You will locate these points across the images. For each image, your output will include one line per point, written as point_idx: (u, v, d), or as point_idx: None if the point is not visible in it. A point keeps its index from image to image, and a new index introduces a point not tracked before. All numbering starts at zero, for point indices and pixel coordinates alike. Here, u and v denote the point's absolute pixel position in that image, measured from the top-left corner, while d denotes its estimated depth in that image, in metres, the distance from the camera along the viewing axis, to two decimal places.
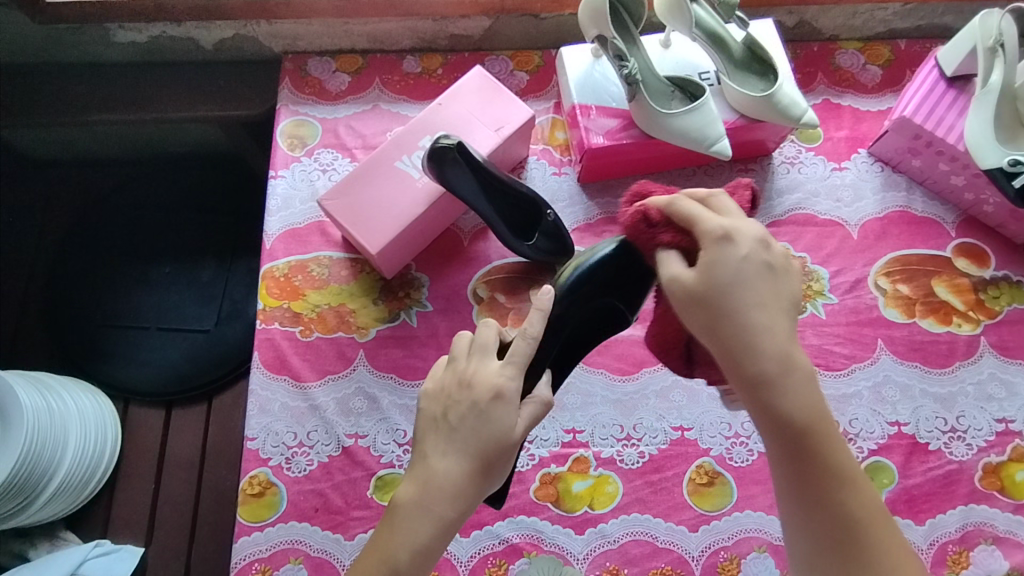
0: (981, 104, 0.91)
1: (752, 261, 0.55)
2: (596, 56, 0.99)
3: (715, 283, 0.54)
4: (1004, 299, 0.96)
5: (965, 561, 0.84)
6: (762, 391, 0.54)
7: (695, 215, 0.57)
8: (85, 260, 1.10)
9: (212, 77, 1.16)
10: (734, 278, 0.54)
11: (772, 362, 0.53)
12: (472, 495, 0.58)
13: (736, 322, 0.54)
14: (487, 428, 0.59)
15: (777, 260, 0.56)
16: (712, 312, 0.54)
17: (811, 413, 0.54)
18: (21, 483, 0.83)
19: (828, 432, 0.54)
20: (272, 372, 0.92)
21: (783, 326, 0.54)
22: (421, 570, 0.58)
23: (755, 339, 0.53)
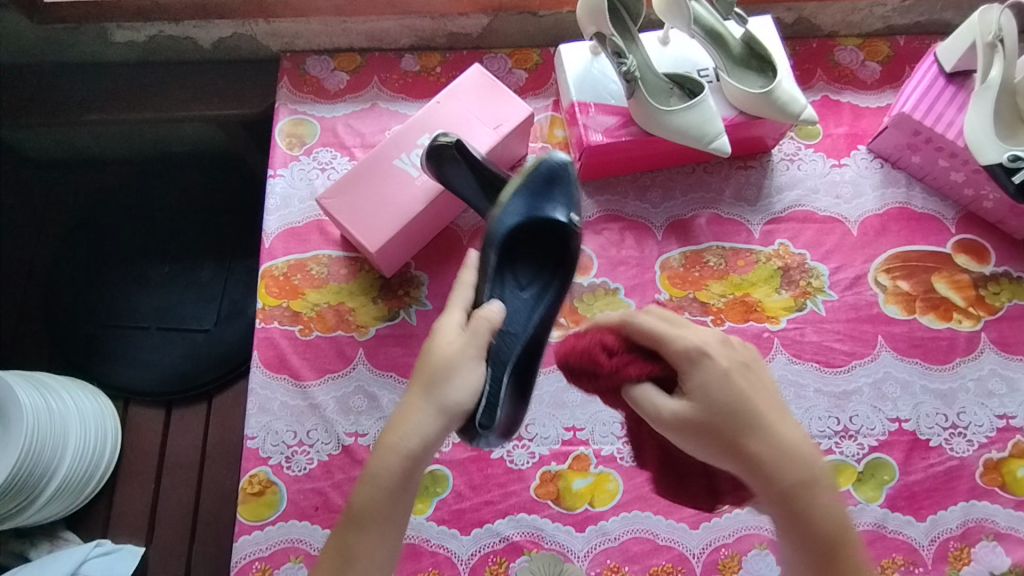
0: (981, 99, 0.90)
1: (737, 370, 0.57)
2: (595, 54, 0.99)
3: (719, 409, 0.55)
4: (1004, 295, 0.95)
5: (966, 557, 0.84)
6: (796, 510, 0.55)
7: (661, 331, 0.57)
8: (85, 263, 1.10)
9: (213, 74, 1.16)
10: (734, 399, 0.55)
11: (794, 478, 0.54)
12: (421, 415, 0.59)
13: (748, 439, 0.55)
14: (423, 359, 0.62)
15: (746, 360, 0.58)
16: (719, 434, 0.55)
17: (834, 518, 0.55)
18: (22, 482, 0.83)
19: (852, 530, 0.56)
20: (272, 370, 0.92)
21: (790, 434, 0.56)
22: (377, 504, 0.57)
23: (767, 452, 0.54)
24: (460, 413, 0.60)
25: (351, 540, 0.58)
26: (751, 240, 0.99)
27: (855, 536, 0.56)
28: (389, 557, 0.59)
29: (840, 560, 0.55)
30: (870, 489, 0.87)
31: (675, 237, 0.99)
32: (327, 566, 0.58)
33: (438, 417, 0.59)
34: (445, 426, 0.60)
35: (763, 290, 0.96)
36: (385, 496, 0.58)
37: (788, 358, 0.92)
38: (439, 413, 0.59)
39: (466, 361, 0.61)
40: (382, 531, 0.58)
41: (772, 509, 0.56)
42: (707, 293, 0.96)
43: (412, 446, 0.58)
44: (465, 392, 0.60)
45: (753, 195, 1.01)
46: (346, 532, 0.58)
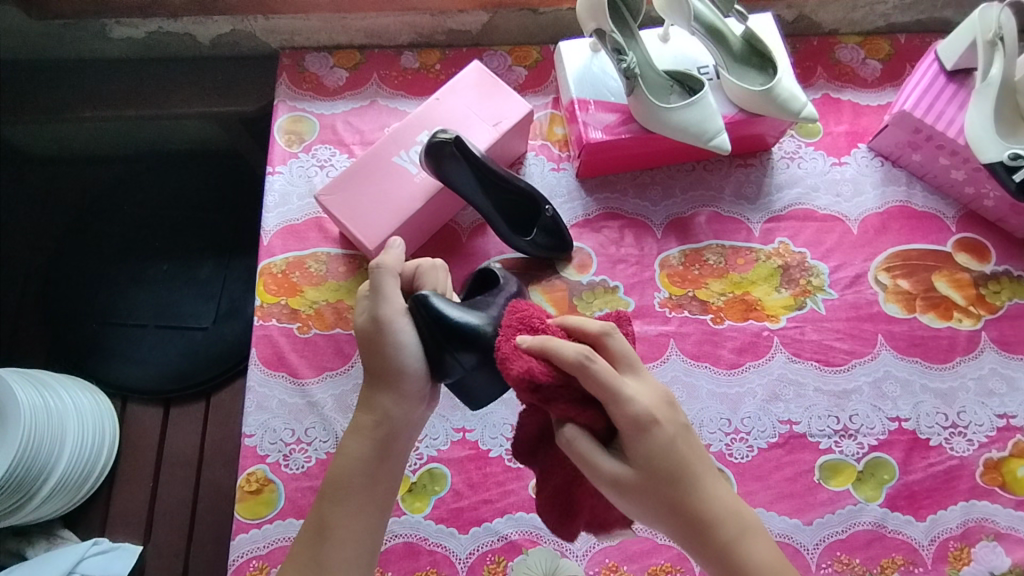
0: (982, 97, 0.90)
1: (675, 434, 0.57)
2: (594, 51, 0.99)
3: (656, 462, 0.56)
4: (1004, 294, 0.95)
5: (966, 557, 0.84)
6: (725, 555, 0.58)
7: (608, 382, 0.53)
8: (83, 260, 1.10)
9: (208, 70, 1.15)
10: (668, 452, 0.56)
11: (717, 520, 0.58)
12: (386, 391, 0.63)
13: (680, 483, 0.57)
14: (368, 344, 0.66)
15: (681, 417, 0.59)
16: (654, 490, 0.57)
17: (766, 552, 0.58)
18: (18, 481, 0.83)
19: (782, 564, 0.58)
20: (270, 368, 0.92)
21: (715, 487, 0.58)
22: (366, 480, 0.63)
23: (705, 509, 0.58)
24: (414, 390, 0.63)
25: (327, 511, 0.62)
26: (751, 238, 0.98)
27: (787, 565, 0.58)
28: (365, 531, 0.62)
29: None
30: (870, 488, 0.87)
31: (674, 235, 0.99)
32: (304, 542, 0.62)
33: (393, 394, 0.63)
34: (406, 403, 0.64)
35: (763, 288, 0.96)
36: (360, 467, 0.63)
37: (789, 356, 0.92)
38: (390, 387, 0.63)
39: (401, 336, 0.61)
40: (357, 501, 0.62)
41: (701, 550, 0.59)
42: (707, 291, 0.95)
43: (380, 418, 0.63)
44: (410, 365, 0.62)
45: (752, 193, 1.01)
46: (324, 498, 0.63)
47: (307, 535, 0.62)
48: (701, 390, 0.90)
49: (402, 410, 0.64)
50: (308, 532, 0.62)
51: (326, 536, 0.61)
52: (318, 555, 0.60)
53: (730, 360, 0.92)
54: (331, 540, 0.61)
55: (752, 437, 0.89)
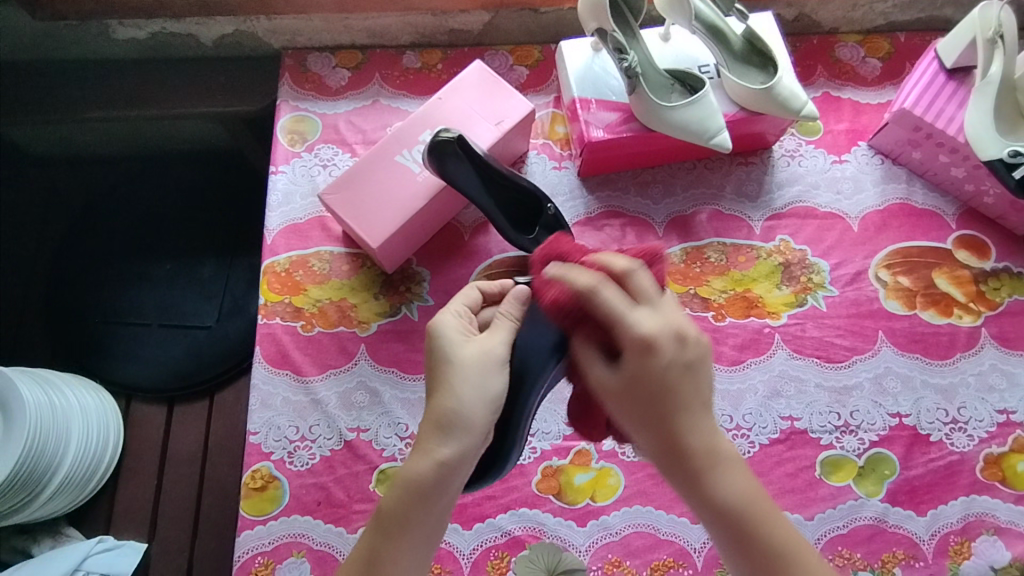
0: (982, 95, 0.91)
1: (674, 364, 0.58)
2: (595, 50, 0.99)
3: (646, 381, 0.58)
4: (1004, 290, 0.96)
5: (967, 552, 0.84)
6: (699, 483, 0.59)
7: (618, 310, 0.58)
8: (86, 260, 1.10)
9: (215, 71, 1.16)
10: (667, 374, 0.58)
11: (700, 448, 0.59)
12: (455, 424, 0.59)
13: (667, 417, 0.59)
14: (472, 369, 0.61)
15: (693, 354, 0.59)
16: (640, 408, 0.59)
17: (742, 497, 0.59)
18: (23, 480, 0.83)
19: (760, 510, 0.60)
20: (274, 366, 0.93)
21: (706, 420, 0.60)
22: (421, 508, 0.59)
23: (689, 440, 0.59)
24: (486, 418, 0.60)
25: (380, 545, 0.59)
26: (752, 235, 0.99)
27: (760, 497, 0.61)
28: (417, 564, 0.60)
29: (745, 527, 0.59)
30: (871, 484, 0.87)
31: (675, 233, 0.99)
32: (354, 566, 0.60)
33: (461, 427, 0.59)
34: (474, 437, 0.60)
35: (764, 285, 0.96)
36: (417, 504, 0.59)
37: (789, 353, 0.93)
38: (464, 421, 0.59)
39: (489, 356, 0.62)
40: (412, 538, 0.59)
41: (680, 481, 0.61)
42: (708, 289, 0.96)
43: (448, 455, 0.59)
44: (487, 395, 0.60)
45: (754, 191, 1.01)
46: (379, 529, 0.60)
47: (357, 565, 0.59)
48: None
49: (471, 445, 0.60)
50: (360, 563, 0.59)
51: (375, 571, 0.58)
52: None
53: (731, 356, 0.92)
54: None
55: (753, 433, 0.89)
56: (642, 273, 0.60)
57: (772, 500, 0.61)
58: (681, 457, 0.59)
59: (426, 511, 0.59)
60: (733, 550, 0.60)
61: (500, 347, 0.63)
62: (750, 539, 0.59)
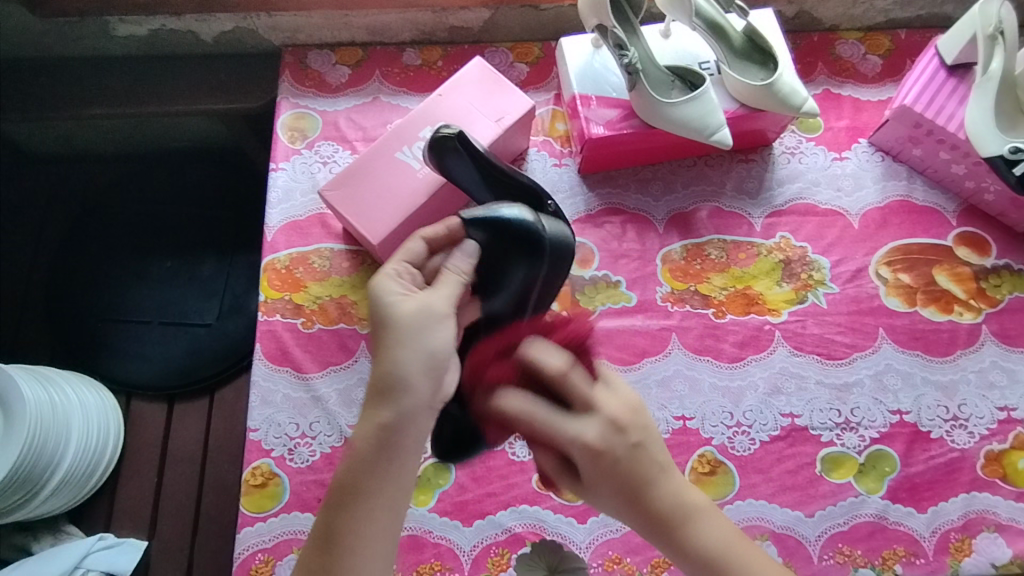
0: (982, 91, 0.91)
1: (625, 450, 0.60)
2: (596, 47, 0.99)
3: (608, 472, 0.60)
4: (1005, 287, 0.96)
5: (967, 549, 0.84)
6: (676, 539, 0.62)
7: (553, 426, 0.60)
8: (86, 258, 1.10)
9: (217, 69, 1.15)
10: (621, 464, 0.60)
11: (671, 511, 0.61)
12: (396, 386, 0.60)
13: (630, 493, 0.61)
14: (409, 333, 0.61)
15: (632, 429, 0.61)
16: (605, 488, 0.61)
17: (718, 541, 0.62)
18: (23, 477, 0.83)
19: (737, 551, 0.62)
20: (274, 363, 0.93)
21: (669, 480, 0.62)
22: (369, 473, 0.59)
23: (656, 507, 0.61)
24: (434, 375, 0.61)
25: (335, 520, 0.59)
26: (752, 233, 0.99)
27: (737, 541, 0.63)
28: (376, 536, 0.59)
29: (727, 571, 0.61)
30: (871, 481, 0.87)
31: (676, 230, 0.99)
32: (313, 545, 0.60)
33: (402, 389, 0.60)
34: (421, 395, 0.60)
35: (764, 282, 0.96)
36: (366, 469, 0.59)
37: (790, 350, 0.93)
38: (405, 382, 0.60)
39: (425, 313, 0.62)
40: (369, 505, 0.59)
41: (660, 546, 0.63)
42: (709, 286, 0.96)
43: (387, 417, 0.60)
44: (432, 353, 0.61)
45: (754, 188, 1.01)
46: (331, 504, 0.60)
47: (317, 542, 0.59)
48: (703, 384, 0.91)
49: (416, 404, 0.60)
50: (317, 539, 0.59)
51: (332, 544, 0.58)
52: (327, 563, 0.58)
53: (731, 354, 0.92)
54: (337, 548, 0.58)
55: (754, 430, 0.89)
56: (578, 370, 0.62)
57: (745, 535, 0.64)
58: (657, 530, 0.62)
59: (380, 474, 0.59)
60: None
61: (443, 302, 0.62)
62: None
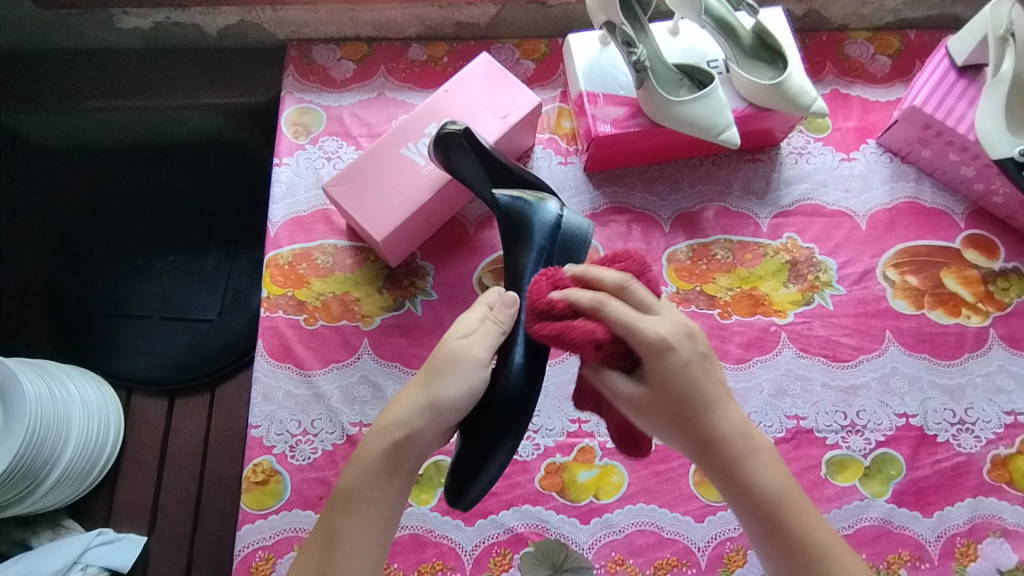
0: (992, 93, 0.90)
1: (694, 360, 0.60)
2: (603, 44, 0.98)
3: (673, 383, 0.59)
4: (1013, 290, 0.95)
5: (973, 553, 0.84)
6: (736, 470, 0.60)
7: (645, 302, 0.60)
8: (88, 251, 1.10)
9: (221, 62, 1.16)
10: (690, 367, 0.59)
11: (733, 435, 0.60)
12: (409, 408, 0.62)
13: (699, 401, 0.60)
14: (445, 368, 0.62)
15: (702, 344, 0.61)
16: (678, 407, 0.59)
17: (782, 485, 0.60)
18: (23, 471, 0.83)
19: (798, 499, 0.61)
20: (276, 359, 0.92)
21: (732, 407, 0.61)
22: (372, 481, 0.61)
23: (717, 418, 0.60)
24: (450, 410, 0.62)
25: (335, 521, 0.60)
26: (759, 233, 0.98)
27: (793, 484, 0.61)
28: (373, 549, 0.60)
29: (786, 509, 0.60)
30: (877, 484, 0.86)
31: (682, 230, 0.98)
32: (314, 546, 0.61)
33: (418, 409, 0.62)
34: (434, 424, 0.62)
35: (771, 283, 0.95)
36: (371, 479, 0.61)
37: (796, 351, 0.92)
38: (420, 406, 0.62)
39: (466, 352, 0.63)
40: (364, 514, 0.60)
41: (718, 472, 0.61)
42: (715, 286, 0.95)
43: (399, 435, 0.61)
44: (458, 388, 0.62)
45: (762, 187, 1.00)
46: (334, 507, 0.61)
47: (317, 542, 0.61)
48: None
49: (426, 428, 0.62)
50: (319, 541, 0.61)
51: (333, 548, 0.60)
52: (326, 565, 0.59)
53: (737, 355, 0.92)
54: (337, 554, 0.59)
55: (759, 431, 0.89)
56: (636, 283, 0.61)
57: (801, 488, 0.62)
58: (728, 480, 0.61)
59: (379, 486, 0.61)
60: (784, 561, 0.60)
61: (482, 351, 0.63)
62: (789, 524, 0.59)
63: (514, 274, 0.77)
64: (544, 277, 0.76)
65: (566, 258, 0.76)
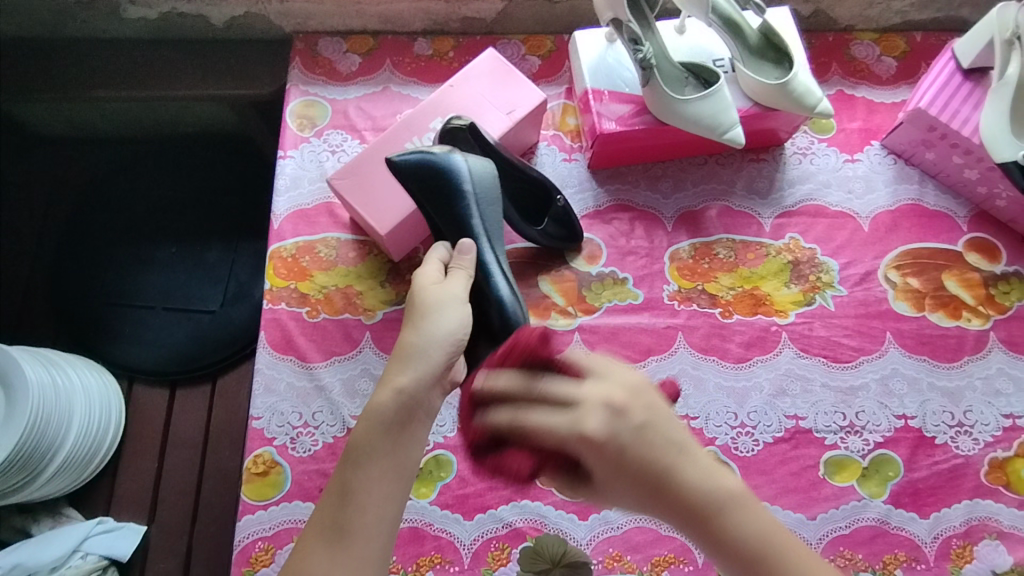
0: (998, 96, 0.90)
1: (632, 434, 0.49)
2: (610, 41, 0.98)
3: (621, 475, 0.49)
4: (1014, 294, 0.95)
5: (968, 555, 0.84)
6: (713, 528, 0.50)
7: (562, 396, 0.51)
8: (93, 241, 1.10)
9: (223, 53, 1.14)
10: (629, 451, 0.49)
11: (704, 500, 0.50)
12: (419, 356, 0.59)
13: (654, 473, 0.49)
14: (436, 309, 0.62)
15: (632, 412, 0.50)
16: (628, 484, 0.50)
17: (766, 540, 0.51)
18: (25, 459, 0.83)
19: (789, 549, 0.51)
20: (278, 352, 0.92)
21: (696, 464, 0.51)
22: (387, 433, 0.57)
23: (685, 481, 0.50)
24: (443, 350, 0.60)
25: (348, 475, 0.56)
26: (762, 233, 0.98)
27: (782, 533, 0.52)
28: (390, 500, 0.56)
29: (778, 569, 0.50)
30: (875, 485, 0.87)
31: (684, 229, 0.99)
32: (326, 506, 0.56)
33: (420, 354, 0.59)
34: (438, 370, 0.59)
35: (772, 283, 0.96)
36: (384, 430, 0.57)
37: (796, 352, 0.92)
38: (424, 349, 0.59)
39: (452, 295, 0.64)
40: (377, 468, 0.56)
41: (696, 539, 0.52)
42: (716, 286, 0.95)
43: (405, 383, 0.58)
44: (446, 327, 0.61)
45: (765, 188, 1.00)
46: (346, 462, 0.57)
47: (329, 497, 0.57)
48: (709, 384, 0.90)
49: (434, 375, 0.59)
50: (331, 495, 0.57)
51: (349, 499, 0.56)
52: (342, 520, 0.55)
53: (738, 354, 0.92)
54: (353, 505, 0.55)
55: (758, 431, 0.89)
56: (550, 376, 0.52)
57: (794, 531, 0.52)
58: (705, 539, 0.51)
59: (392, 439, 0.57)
60: None
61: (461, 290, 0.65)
62: None
63: (456, 228, 0.80)
64: (483, 217, 0.80)
65: (489, 196, 0.81)
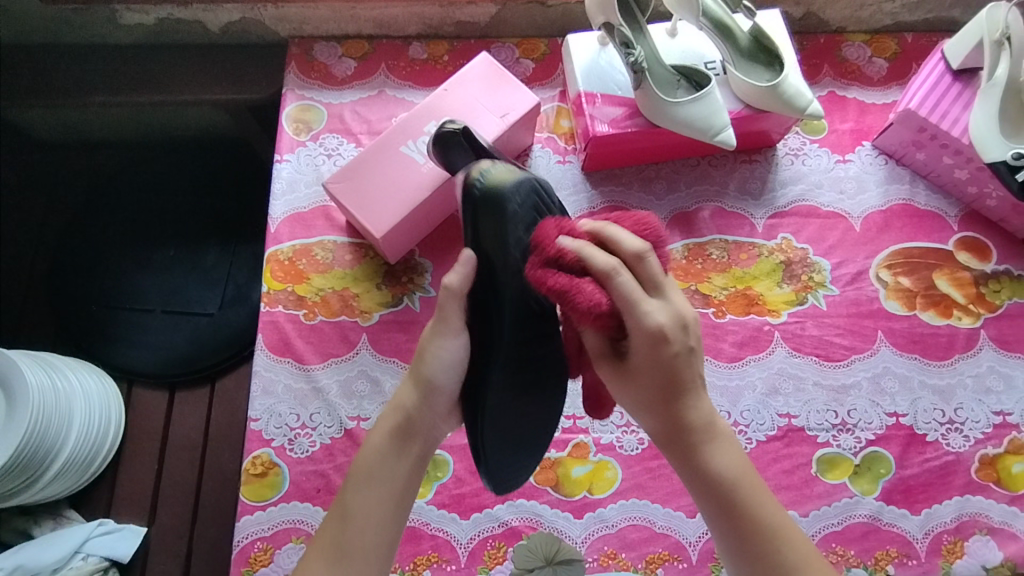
0: (987, 97, 0.91)
1: (683, 352, 0.60)
2: (602, 44, 0.99)
3: (656, 368, 0.60)
4: (1004, 293, 0.96)
5: (959, 551, 0.85)
6: (697, 449, 0.63)
7: (652, 281, 0.58)
8: (91, 244, 1.11)
9: (216, 59, 1.14)
10: (677, 361, 0.60)
11: (699, 424, 0.63)
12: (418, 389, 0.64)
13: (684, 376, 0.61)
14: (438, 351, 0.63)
15: (692, 329, 0.61)
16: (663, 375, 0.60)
17: (737, 469, 0.63)
18: (25, 462, 0.84)
19: (754, 488, 0.63)
20: (276, 354, 0.93)
21: (706, 399, 0.64)
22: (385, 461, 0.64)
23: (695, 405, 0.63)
24: (442, 387, 0.64)
25: (349, 497, 0.62)
26: (754, 233, 0.99)
27: (750, 474, 0.64)
28: (386, 522, 0.62)
29: (737, 495, 0.62)
30: (867, 482, 0.88)
31: (678, 229, 0.99)
32: (328, 526, 0.63)
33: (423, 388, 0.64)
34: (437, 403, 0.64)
35: (765, 283, 0.96)
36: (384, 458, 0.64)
37: (788, 351, 0.93)
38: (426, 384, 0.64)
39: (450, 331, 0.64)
40: (375, 494, 0.62)
41: (676, 454, 0.64)
42: (709, 286, 0.96)
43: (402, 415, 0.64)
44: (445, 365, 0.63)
45: (758, 188, 1.01)
46: (347, 486, 0.63)
47: (331, 517, 0.63)
48: (702, 383, 0.91)
49: (433, 408, 0.65)
50: (333, 517, 0.63)
51: (348, 520, 0.61)
52: (340, 539, 0.61)
53: (730, 353, 0.93)
54: (351, 527, 0.61)
55: (751, 429, 0.90)
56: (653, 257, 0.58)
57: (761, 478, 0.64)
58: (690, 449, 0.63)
59: (389, 466, 0.63)
60: (733, 535, 0.62)
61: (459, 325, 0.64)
62: (739, 511, 0.62)
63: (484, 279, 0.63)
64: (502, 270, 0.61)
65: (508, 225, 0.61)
